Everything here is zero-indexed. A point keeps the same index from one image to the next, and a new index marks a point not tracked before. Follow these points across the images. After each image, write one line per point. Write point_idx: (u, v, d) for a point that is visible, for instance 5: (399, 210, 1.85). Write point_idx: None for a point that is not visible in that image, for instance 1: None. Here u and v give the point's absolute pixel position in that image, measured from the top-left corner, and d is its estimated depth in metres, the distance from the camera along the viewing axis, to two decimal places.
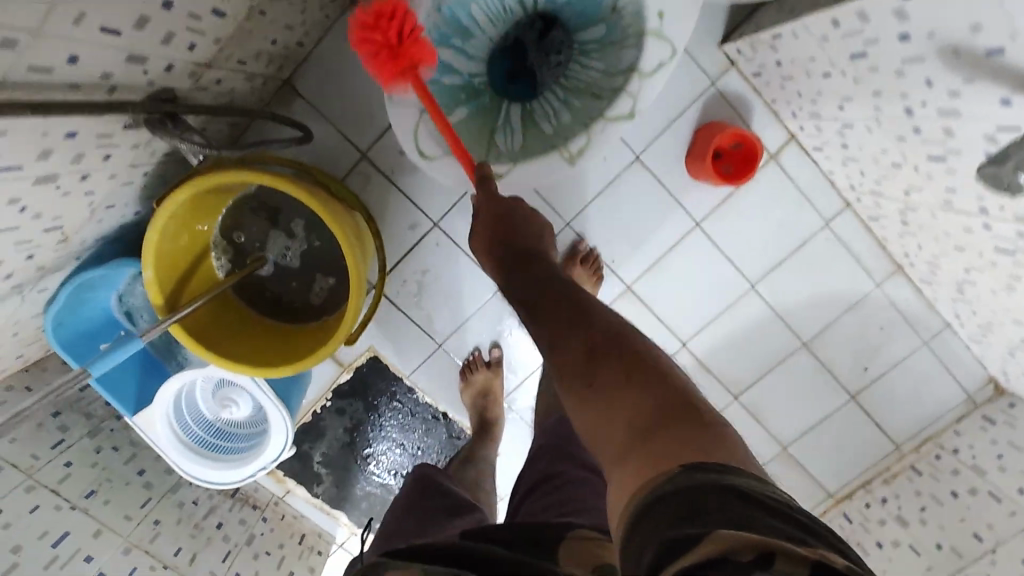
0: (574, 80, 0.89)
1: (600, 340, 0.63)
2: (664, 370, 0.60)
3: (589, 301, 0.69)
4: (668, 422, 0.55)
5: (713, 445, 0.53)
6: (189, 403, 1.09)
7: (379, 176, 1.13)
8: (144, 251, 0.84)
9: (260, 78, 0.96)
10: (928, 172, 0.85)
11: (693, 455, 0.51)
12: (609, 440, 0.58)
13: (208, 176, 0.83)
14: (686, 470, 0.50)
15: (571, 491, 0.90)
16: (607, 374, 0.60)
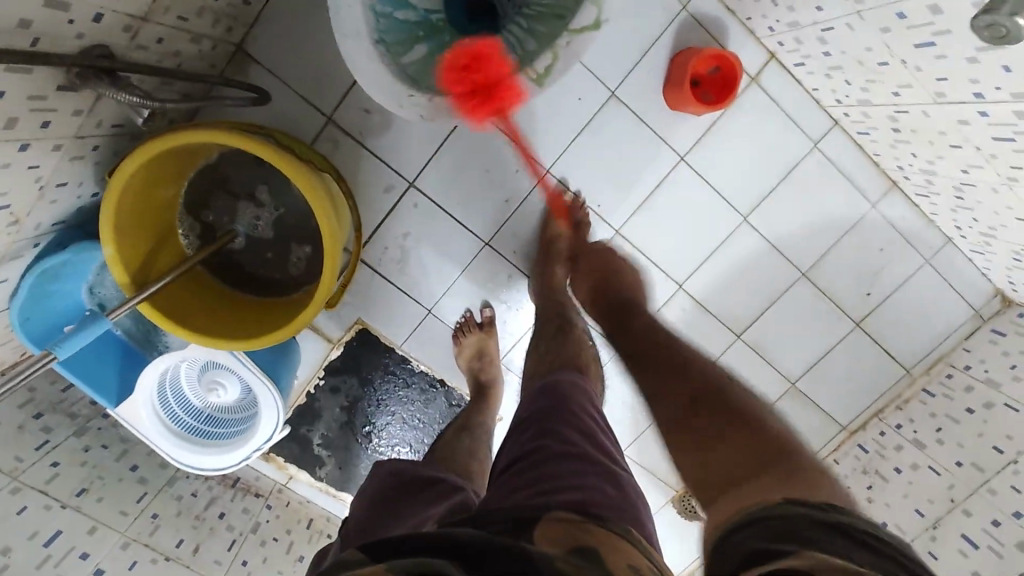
0: (536, 5, 0.83)
1: (698, 387, 0.80)
2: (758, 425, 0.73)
3: (686, 359, 0.87)
4: (768, 461, 0.67)
5: (803, 486, 0.62)
6: (174, 391, 1.06)
7: (347, 138, 1.09)
8: (103, 228, 0.81)
9: (207, 40, 0.91)
10: (917, 63, 0.81)
11: (788, 490, 0.61)
12: (711, 483, 0.69)
13: (159, 140, 0.79)
14: (787, 501, 0.59)
15: (554, 468, 0.74)
16: (707, 423, 0.75)
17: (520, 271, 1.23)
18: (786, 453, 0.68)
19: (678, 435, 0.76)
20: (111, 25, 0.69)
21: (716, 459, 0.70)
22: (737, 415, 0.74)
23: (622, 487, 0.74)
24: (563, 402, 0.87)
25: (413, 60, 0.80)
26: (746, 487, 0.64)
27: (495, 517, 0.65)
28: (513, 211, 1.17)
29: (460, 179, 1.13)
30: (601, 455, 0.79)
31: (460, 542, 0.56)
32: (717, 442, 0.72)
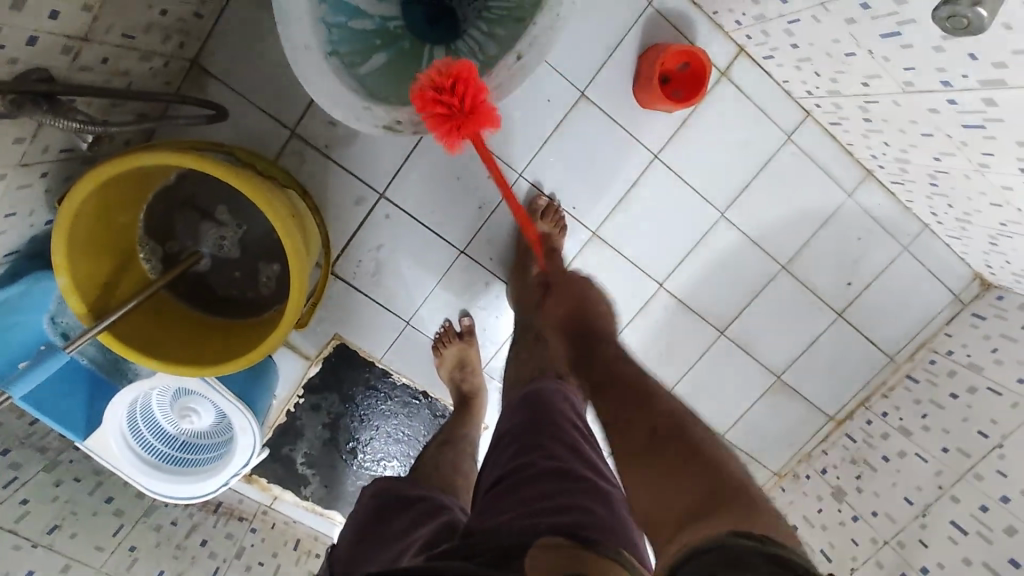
0: (496, 9, 0.81)
1: (664, 427, 0.80)
2: (715, 462, 0.74)
3: (649, 388, 0.87)
4: (723, 506, 0.66)
5: (756, 523, 0.62)
6: (146, 420, 1.03)
7: (313, 151, 1.06)
8: (55, 257, 0.77)
9: (159, 57, 0.88)
10: (884, 53, 0.79)
11: (734, 524, 0.61)
12: (667, 519, 0.70)
13: (110, 164, 0.76)
14: (731, 534, 0.59)
15: (540, 488, 0.72)
16: (668, 461, 0.75)
17: (498, 278, 1.21)
18: (736, 492, 0.68)
19: (633, 460, 0.79)
20: (49, 47, 0.66)
21: (683, 496, 0.70)
22: (676, 453, 0.76)
23: (612, 504, 0.72)
24: (547, 413, 0.85)
25: (371, 70, 0.78)
26: (707, 521, 0.64)
27: (480, 551, 0.64)
28: (488, 218, 1.15)
29: (431, 188, 1.11)
30: (590, 469, 0.77)
31: None
32: (680, 476, 0.73)
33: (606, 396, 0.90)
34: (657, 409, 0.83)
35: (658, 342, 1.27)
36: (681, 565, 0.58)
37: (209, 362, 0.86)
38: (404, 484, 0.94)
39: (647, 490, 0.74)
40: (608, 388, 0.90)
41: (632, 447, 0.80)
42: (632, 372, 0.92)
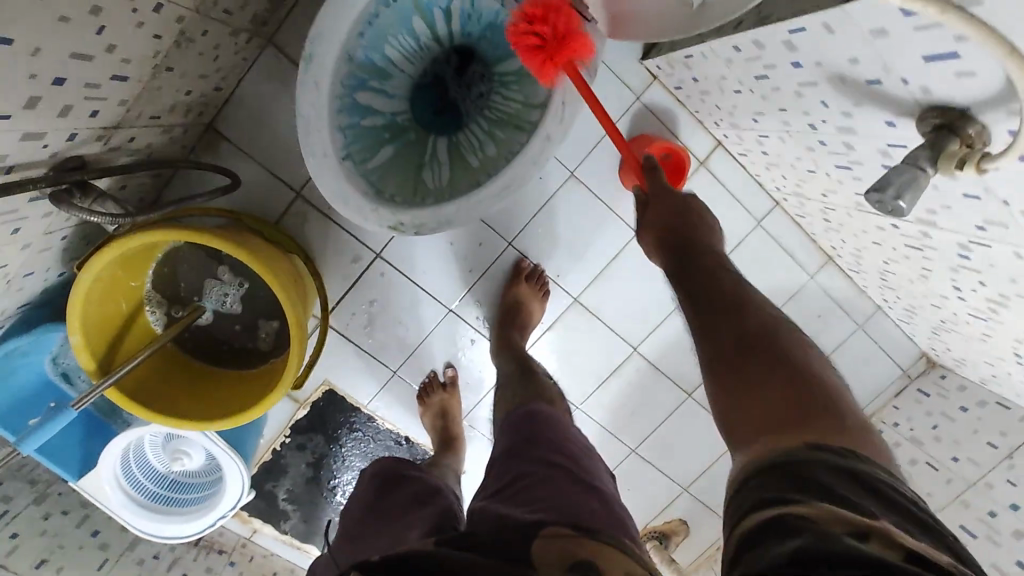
0: (497, 111, 0.89)
1: (753, 330, 0.63)
2: (813, 375, 0.59)
3: (747, 295, 0.67)
4: (810, 413, 0.55)
5: (836, 432, 0.53)
6: (138, 462, 1.07)
7: (315, 212, 1.12)
8: (71, 317, 0.84)
9: (178, 128, 0.93)
10: (839, 178, 0.89)
11: (820, 436, 0.53)
12: (742, 426, 0.59)
13: (128, 238, 0.82)
14: (811, 447, 0.52)
15: (537, 492, 0.73)
16: (757, 372, 0.60)
17: (483, 334, 1.28)
18: (834, 405, 0.56)
19: (708, 330, 0.66)
20: (84, 139, 0.72)
21: (749, 364, 0.61)
22: (765, 340, 0.62)
23: (608, 503, 0.73)
24: (545, 428, 0.88)
25: (377, 165, 0.85)
26: (785, 431, 0.55)
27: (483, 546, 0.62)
28: (477, 280, 1.23)
29: (425, 250, 1.18)
30: (588, 474, 0.79)
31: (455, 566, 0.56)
32: (770, 381, 0.59)
33: (670, 244, 0.77)
34: (713, 256, 0.73)
35: (629, 400, 1.36)
36: (766, 502, 0.49)
37: (205, 417, 0.93)
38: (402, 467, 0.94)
39: (708, 322, 0.66)
40: (686, 247, 0.76)
41: (731, 331, 0.64)
42: (730, 278, 0.70)
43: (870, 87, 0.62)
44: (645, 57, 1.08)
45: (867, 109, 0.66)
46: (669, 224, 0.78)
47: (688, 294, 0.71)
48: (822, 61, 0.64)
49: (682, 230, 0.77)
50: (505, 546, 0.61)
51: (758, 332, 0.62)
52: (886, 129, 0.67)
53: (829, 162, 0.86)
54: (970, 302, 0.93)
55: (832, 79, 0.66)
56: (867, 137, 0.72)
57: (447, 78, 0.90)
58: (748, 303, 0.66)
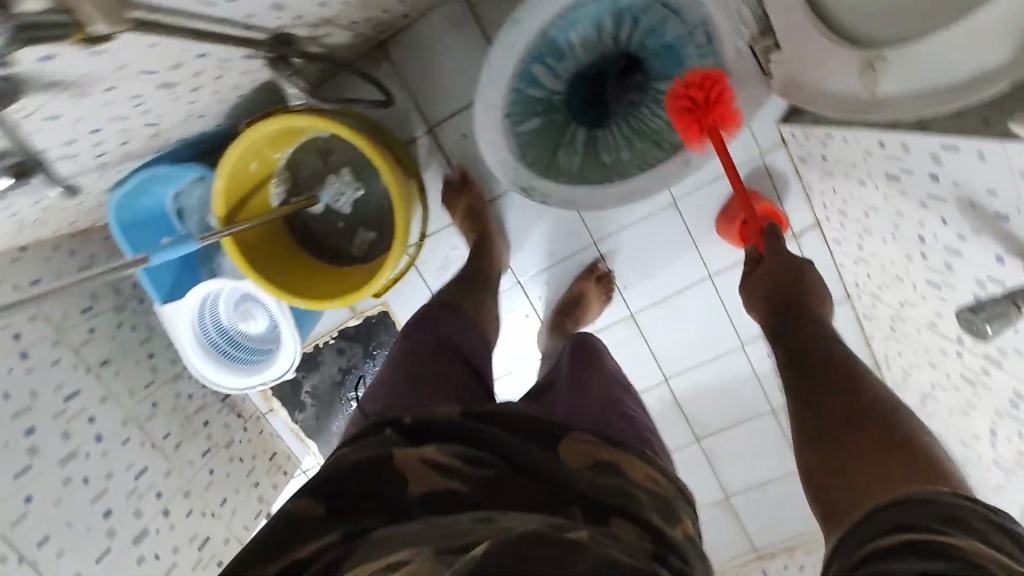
0: (642, 123, 0.96)
1: (863, 407, 0.64)
2: (912, 430, 0.60)
3: (855, 368, 0.69)
4: (918, 471, 0.56)
5: (932, 476, 0.54)
6: (210, 310, 1.18)
7: (439, 151, 1.21)
8: (222, 164, 0.96)
9: (362, 37, 1.03)
10: (924, 292, 0.94)
11: (922, 479, 0.54)
12: (835, 497, 0.59)
13: (292, 116, 0.93)
14: (915, 500, 0.51)
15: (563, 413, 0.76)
16: (860, 440, 0.61)
17: (537, 315, 1.34)
18: (929, 448, 0.58)
19: (808, 418, 0.68)
20: (302, 21, 0.82)
21: (839, 406, 0.65)
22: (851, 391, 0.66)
23: (634, 422, 0.78)
24: (582, 353, 0.90)
25: (522, 131, 0.94)
26: (870, 487, 0.56)
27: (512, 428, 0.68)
28: (552, 264, 1.30)
29: (517, 221, 1.26)
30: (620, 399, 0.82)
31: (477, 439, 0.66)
32: (853, 421, 0.63)
33: (781, 334, 0.79)
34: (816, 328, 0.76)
35: None
36: (882, 528, 0.51)
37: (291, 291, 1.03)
38: (453, 316, 0.98)
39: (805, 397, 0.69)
40: (792, 319, 0.79)
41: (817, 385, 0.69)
42: (829, 350, 0.73)
43: (996, 222, 0.67)
44: (783, 121, 1.12)
45: (983, 239, 0.71)
46: (786, 316, 0.80)
47: (793, 368, 0.74)
48: (960, 183, 0.70)
49: (789, 317, 0.80)
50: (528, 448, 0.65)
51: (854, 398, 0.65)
52: (992, 263, 0.73)
53: (922, 276, 0.91)
54: (1000, 450, 0.97)
55: (962, 201, 0.71)
56: (971, 263, 0.77)
57: (608, 76, 0.98)
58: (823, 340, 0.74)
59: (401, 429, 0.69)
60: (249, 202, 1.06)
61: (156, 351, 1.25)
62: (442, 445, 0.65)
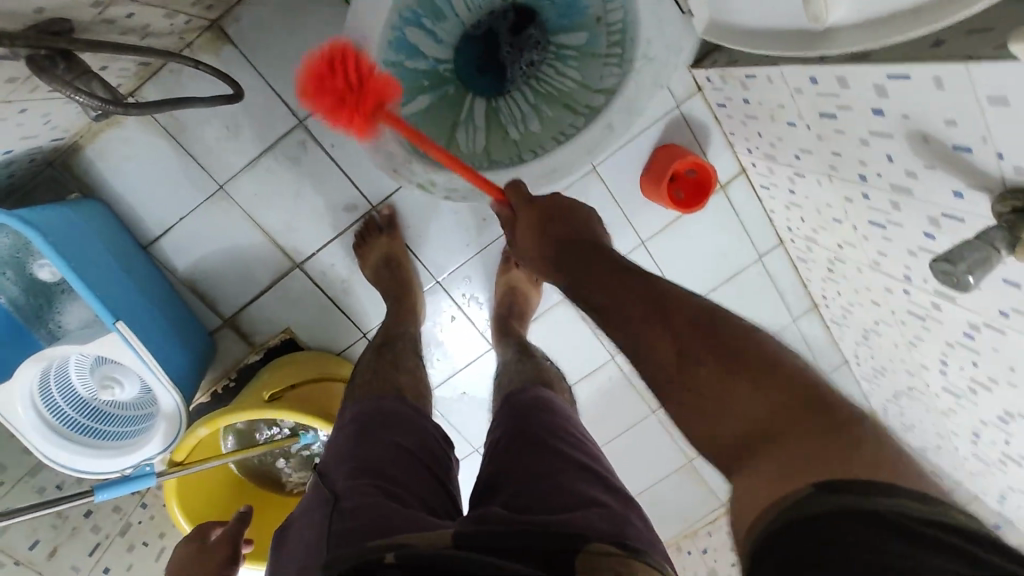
0: (546, 85, 0.84)
1: (698, 327, 0.58)
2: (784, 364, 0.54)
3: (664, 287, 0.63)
4: (803, 413, 0.50)
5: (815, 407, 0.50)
6: (59, 381, 0.94)
7: (316, 147, 1.03)
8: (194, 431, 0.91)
9: (182, 17, 0.81)
10: (865, 233, 0.88)
11: (824, 443, 0.47)
12: (727, 446, 0.53)
13: (286, 412, 0.89)
14: (816, 489, 0.44)
15: (536, 466, 0.73)
16: (705, 370, 0.55)
17: (464, 313, 1.21)
18: (846, 418, 0.49)
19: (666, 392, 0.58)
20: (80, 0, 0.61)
21: (716, 420, 0.54)
22: (762, 364, 0.53)
23: (592, 456, 0.79)
24: (531, 412, 0.85)
25: (412, 113, 0.79)
26: (785, 437, 0.50)
27: (494, 517, 0.64)
28: (471, 256, 1.16)
29: (424, 213, 1.12)
30: (596, 465, 0.77)
31: (510, 523, 0.62)
32: (765, 395, 0.52)
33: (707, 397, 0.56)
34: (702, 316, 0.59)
35: (594, 406, 1.34)
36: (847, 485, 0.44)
37: None
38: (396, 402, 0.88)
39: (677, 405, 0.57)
40: (655, 319, 0.60)
41: (722, 340, 0.56)
42: (657, 293, 0.63)
43: (954, 154, 0.60)
44: (694, 66, 1.04)
45: (938, 173, 0.64)
46: (694, 347, 0.57)
47: (656, 362, 0.59)
48: (910, 115, 0.62)
49: (587, 248, 0.72)
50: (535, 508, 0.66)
51: (725, 345, 0.55)
52: (947, 199, 0.65)
53: (864, 215, 0.85)
54: (950, 378, 0.94)
55: (912, 136, 0.64)
56: (921, 200, 0.70)
57: (499, 35, 0.83)
58: (697, 318, 0.59)
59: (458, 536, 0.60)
60: (196, 493, 0.99)
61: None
62: (504, 552, 0.58)
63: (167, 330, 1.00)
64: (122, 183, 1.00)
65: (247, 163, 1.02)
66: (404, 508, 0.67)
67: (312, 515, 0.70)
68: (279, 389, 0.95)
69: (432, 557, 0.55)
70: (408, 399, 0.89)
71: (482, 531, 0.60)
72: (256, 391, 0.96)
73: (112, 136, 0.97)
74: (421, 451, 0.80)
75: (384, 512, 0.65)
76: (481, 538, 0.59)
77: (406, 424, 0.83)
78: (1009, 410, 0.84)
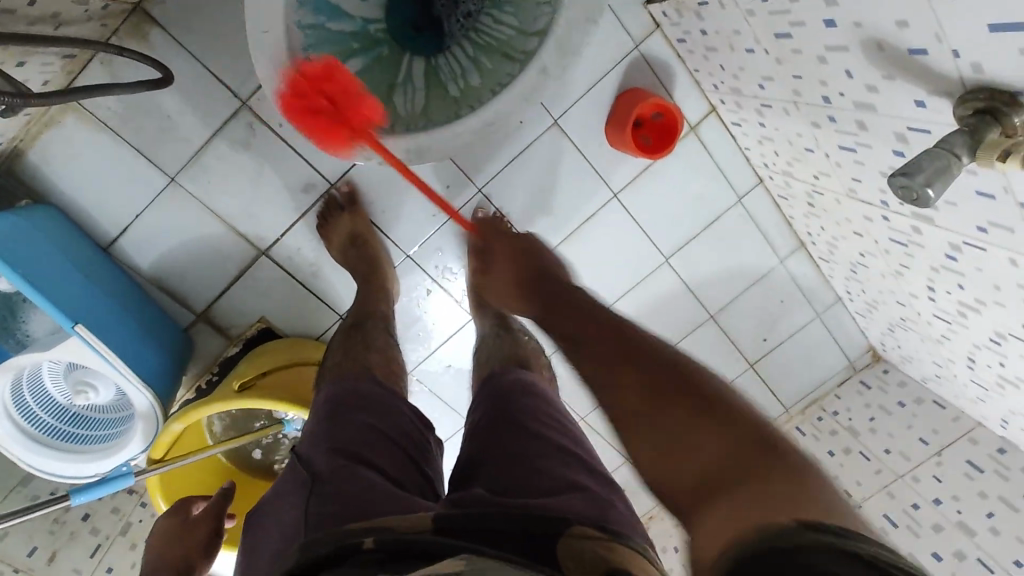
0: (484, 35, 0.79)
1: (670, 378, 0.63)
2: (745, 414, 0.59)
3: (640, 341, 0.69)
4: (759, 459, 0.55)
5: (770, 456, 0.55)
6: (33, 390, 0.94)
7: (265, 129, 1.00)
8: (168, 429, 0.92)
9: (97, 1, 0.78)
10: (838, 160, 0.84)
11: (782, 492, 0.51)
12: (689, 483, 0.56)
13: (255, 401, 0.88)
14: (799, 527, 0.46)
15: (520, 449, 0.71)
16: (678, 414, 0.60)
17: (441, 286, 1.18)
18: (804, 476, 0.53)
19: (634, 431, 0.62)
20: None
21: (685, 463, 0.57)
22: (726, 414, 0.59)
23: (575, 439, 0.77)
24: (514, 392, 0.82)
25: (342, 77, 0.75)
26: (730, 480, 0.54)
27: (474, 504, 0.62)
28: (440, 227, 1.13)
29: (386, 186, 1.09)
30: (580, 449, 0.75)
31: (490, 508, 0.60)
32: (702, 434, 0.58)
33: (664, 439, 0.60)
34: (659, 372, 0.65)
35: None
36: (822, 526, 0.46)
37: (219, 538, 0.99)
38: (373, 385, 0.85)
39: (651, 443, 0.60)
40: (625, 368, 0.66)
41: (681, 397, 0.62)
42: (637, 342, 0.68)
43: (910, 58, 0.55)
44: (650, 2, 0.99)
45: (897, 83, 0.59)
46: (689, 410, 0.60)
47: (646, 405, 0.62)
48: (862, 21, 0.57)
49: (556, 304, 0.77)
50: (517, 494, 0.65)
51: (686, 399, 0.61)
52: (910, 109, 0.60)
53: (833, 141, 0.80)
54: (940, 304, 0.90)
55: (866, 44, 0.59)
56: (885, 115, 0.65)
57: None
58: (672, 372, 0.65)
59: (439, 519, 0.58)
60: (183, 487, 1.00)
61: None
62: (480, 540, 0.56)
63: (134, 329, 0.98)
64: (72, 185, 0.98)
65: (196, 151, 0.99)
66: (383, 491, 0.66)
67: (289, 501, 0.69)
68: (249, 378, 0.95)
69: (416, 538, 0.55)
70: (384, 383, 0.86)
71: (462, 514, 0.58)
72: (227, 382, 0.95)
73: (53, 136, 0.94)
74: (400, 435, 0.78)
75: (363, 498, 0.64)
76: (460, 520, 0.58)
77: (383, 408, 0.81)
78: (1000, 330, 0.81)
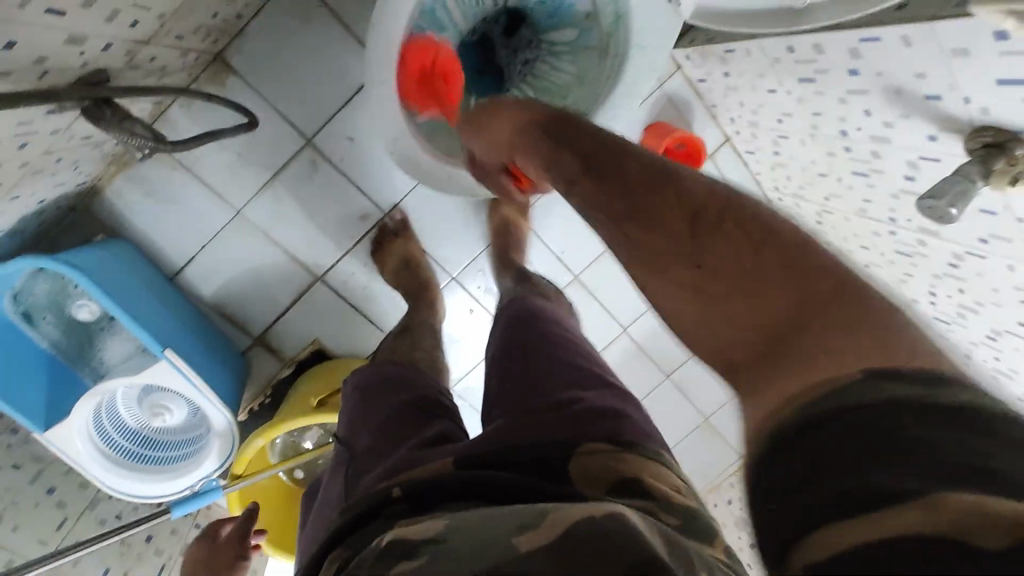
0: (544, 81, 0.89)
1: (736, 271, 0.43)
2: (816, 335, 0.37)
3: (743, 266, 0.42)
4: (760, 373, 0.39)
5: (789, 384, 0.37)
6: (111, 416, 0.99)
7: (326, 164, 1.08)
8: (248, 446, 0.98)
9: (194, 53, 0.85)
10: (850, 184, 0.95)
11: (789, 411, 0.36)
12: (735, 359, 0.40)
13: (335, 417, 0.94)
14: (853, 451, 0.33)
15: (534, 376, 0.77)
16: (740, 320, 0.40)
17: (482, 305, 1.26)
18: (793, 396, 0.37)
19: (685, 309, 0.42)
20: (115, 51, 0.65)
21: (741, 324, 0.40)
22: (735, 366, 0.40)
23: (585, 359, 0.82)
24: (525, 328, 0.88)
25: (425, 120, 0.84)
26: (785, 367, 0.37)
27: (485, 438, 0.67)
28: (482, 250, 1.22)
29: (433, 215, 1.18)
30: (592, 369, 0.80)
31: (505, 442, 0.65)
32: (756, 293, 0.39)
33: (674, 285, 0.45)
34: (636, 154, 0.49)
35: None
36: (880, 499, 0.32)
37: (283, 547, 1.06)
38: (397, 365, 0.91)
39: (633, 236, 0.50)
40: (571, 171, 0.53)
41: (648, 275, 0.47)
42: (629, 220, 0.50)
43: (925, 102, 0.67)
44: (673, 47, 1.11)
45: (912, 122, 0.71)
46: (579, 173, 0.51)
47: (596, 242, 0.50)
48: (884, 73, 0.69)
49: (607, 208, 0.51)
50: (530, 415, 0.70)
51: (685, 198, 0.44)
52: (922, 142, 0.72)
53: (846, 168, 0.92)
54: (940, 308, 1.02)
55: (886, 91, 0.71)
56: (899, 147, 0.77)
57: (494, 38, 0.89)
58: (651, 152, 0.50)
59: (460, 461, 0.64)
60: (253, 499, 1.08)
61: (57, 483, 1.02)
62: (495, 473, 0.61)
63: (206, 354, 1.03)
64: (143, 218, 1.04)
65: (261, 185, 1.06)
66: (409, 447, 0.70)
67: (335, 480, 0.75)
68: (325, 396, 1.01)
69: (439, 480, 0.61)
70: (411, 368, 0.91)
71: (478, 454, 0.64)
72: (303, 398, 1.01)
73: (129, 175, 1.00)
74: (428, 400, 0.82)
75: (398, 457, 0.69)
76: (477, 459, 0.63)
77: (410, 382, 0.86)
78: (997, 328, 0.92)
